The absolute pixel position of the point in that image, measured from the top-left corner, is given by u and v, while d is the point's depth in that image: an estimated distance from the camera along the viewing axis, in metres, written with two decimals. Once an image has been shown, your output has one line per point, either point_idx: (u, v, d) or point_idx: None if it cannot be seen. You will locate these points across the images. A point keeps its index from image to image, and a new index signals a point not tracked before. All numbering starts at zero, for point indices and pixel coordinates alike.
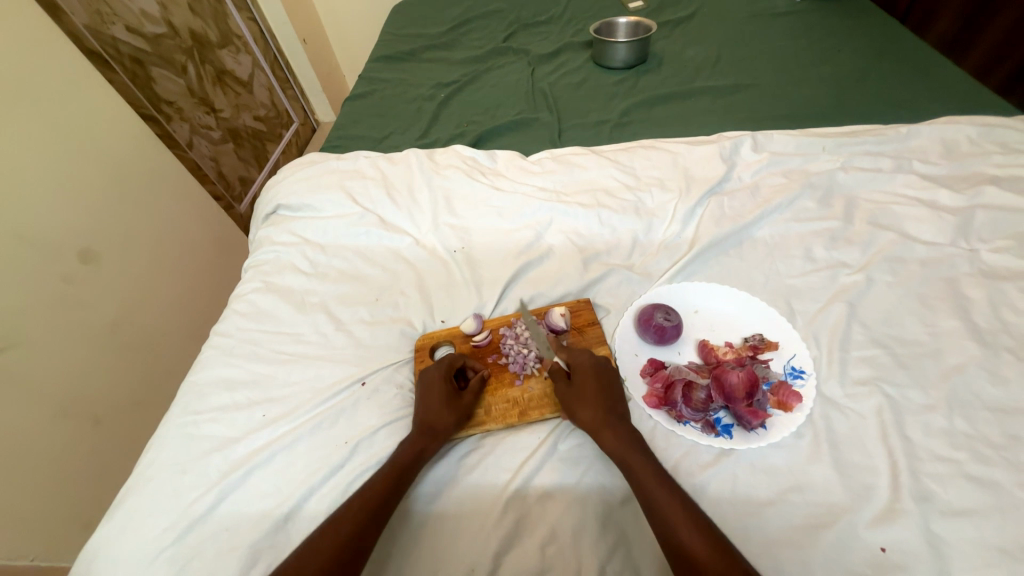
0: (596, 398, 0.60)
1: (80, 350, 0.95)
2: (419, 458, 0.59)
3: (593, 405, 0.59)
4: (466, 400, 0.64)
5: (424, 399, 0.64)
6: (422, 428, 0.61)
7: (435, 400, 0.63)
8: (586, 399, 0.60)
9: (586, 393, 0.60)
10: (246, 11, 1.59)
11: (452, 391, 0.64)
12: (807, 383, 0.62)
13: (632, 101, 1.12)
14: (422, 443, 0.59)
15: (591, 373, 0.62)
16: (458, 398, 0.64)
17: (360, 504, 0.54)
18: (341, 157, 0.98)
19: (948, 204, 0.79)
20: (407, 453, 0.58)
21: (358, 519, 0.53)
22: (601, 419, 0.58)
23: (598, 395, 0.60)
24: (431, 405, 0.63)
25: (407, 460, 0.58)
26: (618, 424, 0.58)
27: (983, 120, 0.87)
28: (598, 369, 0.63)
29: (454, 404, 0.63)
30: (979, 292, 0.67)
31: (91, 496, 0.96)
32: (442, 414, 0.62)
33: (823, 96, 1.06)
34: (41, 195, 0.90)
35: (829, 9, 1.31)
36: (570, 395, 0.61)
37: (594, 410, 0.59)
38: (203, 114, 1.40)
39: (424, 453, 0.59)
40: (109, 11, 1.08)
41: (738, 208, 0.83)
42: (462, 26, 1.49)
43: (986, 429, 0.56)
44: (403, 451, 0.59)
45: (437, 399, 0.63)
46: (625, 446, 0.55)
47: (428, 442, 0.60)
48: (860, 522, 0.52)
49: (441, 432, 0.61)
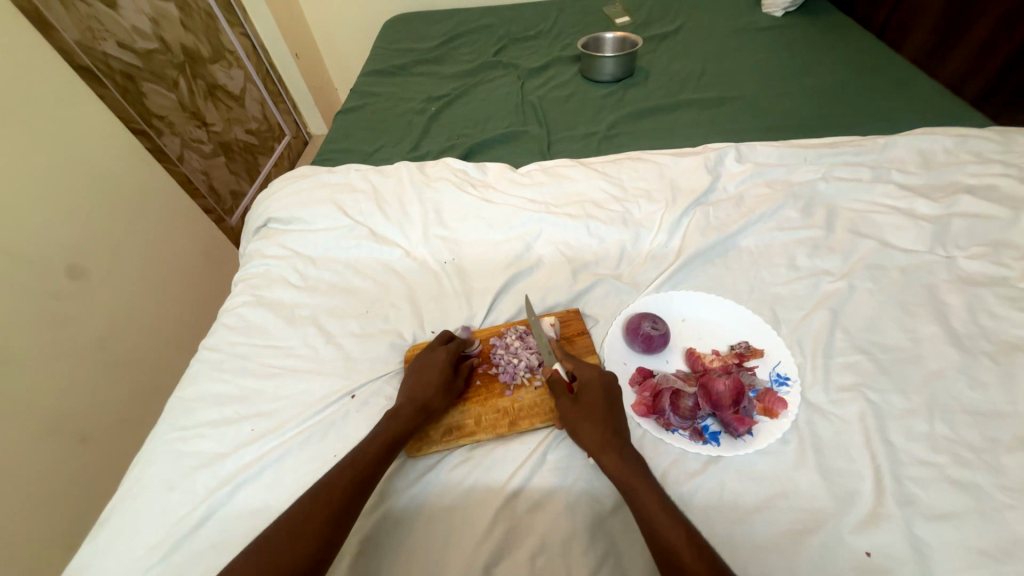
0: (603, 420, 0.58)
1: (68, 366, 0.94)
2: (411, 432, 0.61)
3: (599, 427, 0.57)
4: (458, 385, 0.67)
5: (419, 376, 0.66)
6: (417, 406, 0.63)
7: (431, 378, 0.65)
8: (592, 421, 0.58)
9: (591, 402, 0.60)
10: (238, 27, 1.61)
11: (449, 374, 0.66)
12: (792, 390, 0.63)
13: (620, 114, 1.15)
14: (416, 419, 0.62)
15: (599, 393, 0.61)
16: (451, 382, 0.66)
17: (343, 496, 0.54)
18: (332, 171, 0.99)
19: (926, 212, 0.81)
20: (396, 428, 0.60)
21: (338, 504, 0.53)
22: (607, 441, 0.56)
23: (606, 417, 0.58)
24: (425, 383, 0.65)
25: (396, 434, 0.60)
26: (623, 445, 0.56)
27: (957, 131, 0.90)
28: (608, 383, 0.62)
29: (449, 386, 0.65)
30: (957, 298, 0.69)
31: (77, 515, 0.94)
32: (435, 397, 0.64)
33: (804, 108, 1.09)
34: (29, 211, 0.90)
35: (809, 24, 1.35)
36: (577, 414, 0.59)
37: (600, 431, 0.57)
38: (195, 128, 1.41)
39: (415, 428, 0.62)
40: (100, 28, 1.09)
41: (723, 217, 0.85)
42: (453, 41, 1.52)
43: (966, 432, 0.57)
44: (392, 425, 0.60)
45: (434, 378, 0.65)
46: (626, 466, 0.54)
47: (421, 420, 0.62)
48: (845, 527, 0.52)
49: (431, 411, 0.63)
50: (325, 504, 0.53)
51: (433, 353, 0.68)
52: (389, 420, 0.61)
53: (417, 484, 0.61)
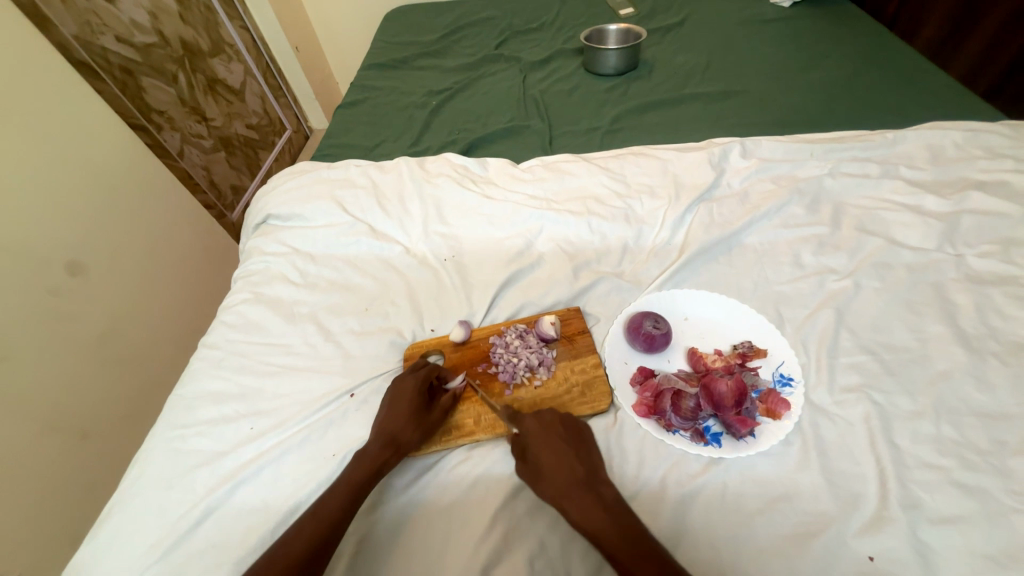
0: (562, 466, 0.56)
1: (68, 364, 0.95)
2: (379, 472, 0.58)
3: (558, 477, 0.55)
4: (433, 417, 0.63)
5: (392, 406, 0.63)
6: (385, 441, 0.60)
7: (402, 411, 0.62)
8: (552, 470, 0.56)
9: (555, 443, 0.58)
10: (238, 20, 1.60)
11: (422, 406, 0.63)
12: (796, 391, 0.62)
13: (623, 108, 1.13)
14: (383, 457, 0.59)
15: (553, 438, 0.59)
16: (426, 414, 0.63)
17: (334, 511, 0.54)
18: (331, 166, 0.98)
19: (934, 209, 0.79)
20: (364, 469, 0.58)
21: (326, 522, 0.54)
22: (569, 490, 0.54)
23: (564, 463, 0.56)
24: (395, 417, 0.62)
25: (365, 476, 0.57)
26: (589, 491, 0.54)
27: (968, 125, 0.88)
28: (574, 424, 0.61)
29: (420, 418, 0.62)
30: (966, 296, 0.68)
31: (78, 512, 0.95)
32: (407, 429, 0.61)
33: (812, 101, 1.07)
34: (29, 208, 0.89)
35: (818, 15, 1.32)
36: (541, 450, 0.58)
37: (559, 481, 0.55)
38: (195, 123, 1.40)
39: (383, 468, 0.58)
40: (99, 21, 1.09)
41: (728, 214, 0.84)
42: (454, 34, 1.50)
43: (972, 435, 0.56)
44: (361, 464, 0.58)
45: (404, 411, 0.62)
46: (593, 514, 0.52)
47: (390, 456, 0.59)
48: (849, 531, 0.52)
49: (403, 447, 0.60)
50: (317, 522, 0.54)
51: (405, 384, 0.65)
52: (357, 460, 0.59)
53: (419, 481, 0.61)
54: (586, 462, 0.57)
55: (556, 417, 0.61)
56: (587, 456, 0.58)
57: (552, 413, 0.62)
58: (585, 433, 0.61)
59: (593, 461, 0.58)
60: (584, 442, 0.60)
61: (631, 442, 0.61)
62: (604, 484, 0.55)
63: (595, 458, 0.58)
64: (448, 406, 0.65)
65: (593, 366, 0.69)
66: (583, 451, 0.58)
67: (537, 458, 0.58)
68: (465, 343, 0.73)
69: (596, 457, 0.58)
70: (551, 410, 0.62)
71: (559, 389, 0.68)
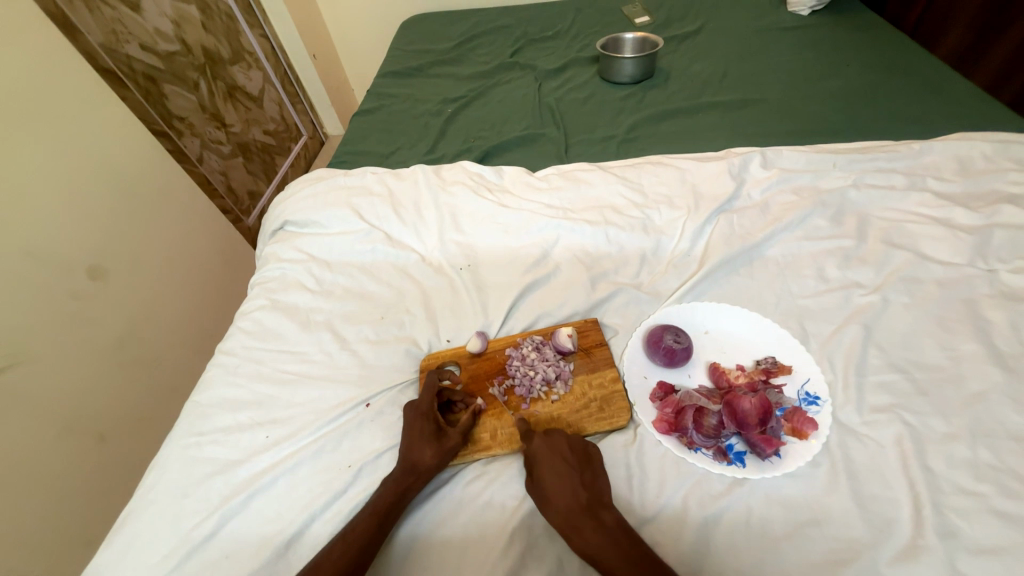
0: (564, 492, 0.55)
1: (86, 366, 0.95)
2: (403, 498, 0.58)
3: (562, 504, 0.54)
4: (451, 441, 0.62)
5: (405, 434, 0.62)
6: (405, 468, 0.59)
7: (419, 437, 0.61)
8: (555, 495, 0.55)
9: (557, 466, 0.57)
10: (258, 28, 1.63)
11: (436, 431, 0.62)
12: (822, 410, 0.60)
13: (640, 117, 1.12)
14: (406, 482, 0.58)
15: (555, 460, 0.58)
16: (442, 437, 0.62)
17: (367, 529, 0.55)
18: (348, 173, 0.98)
19: (964, 223, 0.77)
20: (388, 494, 0.57)
21: (350, 551, 0.53)
22: (572, 516, 0.53)
23: (566, 487, 0.55)
24: (413, 441, 0.61)
25: (390, 502, 0.57)
26: (592, 516, 0.53)
27: (997, 137, 0.85)
28: (582, 446, 0.60)
29: (439, 442, 0.61)
30: (999, 314, 0.66)
31: (92, 515, 0.95)
32: (426, 455, 0.60)
33: (832, 111, 1.05)
34: (50, 214, 0.91)
35: (838, 23, 1.30)
36: (545, 468, 0.58)
37: (562, 507, 0.54)
38: (214, 129, 1.42)
39: (408, 492, 0.58)
40: (124, 31, 1.11)
41: (748, 226, 0.82)
42: (469, 42, 1.51)
43: (1011, 460, 0.54)
44: (385, 489, 0.58)
45: (418, 436, 0.61)
46: (597, 542, 0.51)
47: (412, 482, 0.58)
48: (882, 558, 0.50)
49: (426, 472, 0.59)
50: (347, 543, 0.54)
51: (411, 412, 0.64)
52: (383, 483, 0.59)
53: (431, 501, 0.60)
54: (593, 487, 0.56)
55: (564, 439, 0.60)
56: (591, 478, 0.56)
57: (561, 434, 0.61)
58: (591, 452, 0.59)
59: (598, 483, 0.56)
60: (589, 463, 0.58)
61: (651, 459, 0.60)
62: (608, 508, 0.54)
63: (601, 481, 0.57)
64: (467, 428, 0.64)
65: (611, 380, 0.68)
66: (590, 475, 0.57)
67: (541, 482, 0.57)
68: (480, 355, 0.72)
69: (601, 479, 0.57)
70: (561, 433, 0.61)
71: (576, 403, 0.67)
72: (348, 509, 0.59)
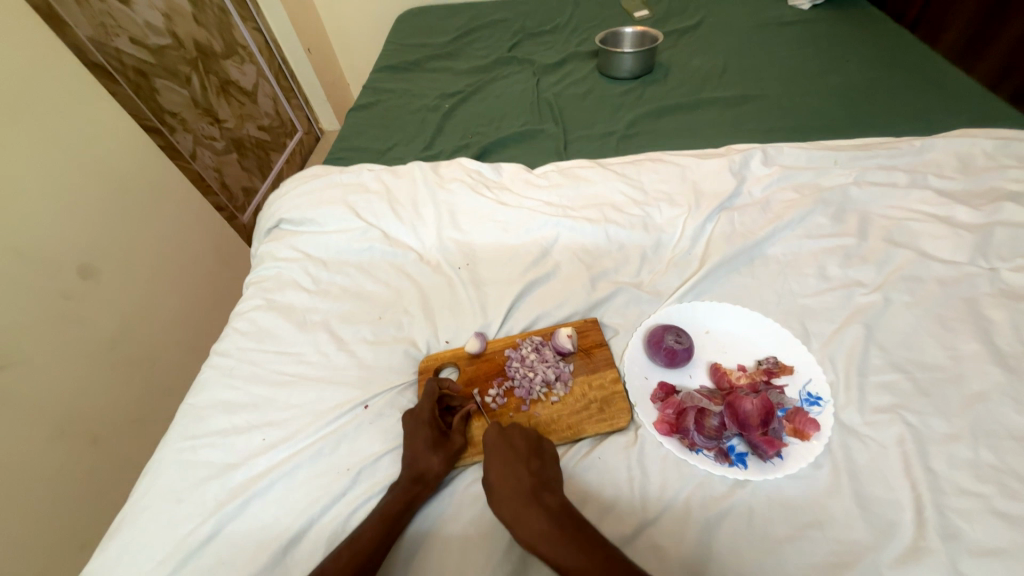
0: (510, 480, 0.56)
1: (80, 366, 0.94)
2: (410, 506, 0.57)
3: (507, 492, 0.55)
4: (456, 446, 0.62)
5: (409, 440, 0.61)
6: (411, 476, 0.59)
7: (424, 444, 0.60)
8: (501, 484, 0.56)
9: (505, 457, 0.58)
10: (251, 21, 1.60)
11: (441, 437, 0.62)
12: (824, 411, 0.60)
13: (640, 113, 1.11)
14: (413, 491, 0.58)
15: (504, 449, 0.59)
16: (447, 443, 0.61)
17: (374, 536, 0.54)
18: (344, 170, 0.96)
19: (966, 220, 0.77)
20: (396, 503, 0.57)
21: (357, 560, 0.52)
22: (516, 505, 0.54)
23: (512, 475, 0.56)
24: (417, 451, 0.60)
25: (397, 511, 0.56)
26: (535, 502, 0.53)
27: (999, 133, 0.85)
28: (534, 436, 0.60)
29: (444, 448, 0.61)
30: (1000, 313, 0.65)
31: (86, 518, 0.94)
32: (432, 462, 0.59)
33: (832, 107, 1.04)
34: (39, 213, 0.89)
35: (839, 18, 1.29)
36: (494, 459, 0.58)
37: (508, 496, 0.55)
38: (207, 124, 1.40)
39: (415, 501, 0.57)
40: (114, 24, 1.09)
41: (749, 223, 0.81)
42: (466, 36, 1.49)
43: (1013, 461, 0.54)
44: (392, 498, 0.57)
45: (423, 443, 0.60)
46: (538, 527, 0.51)
47: (419, 490, 0.58)
48: (883, 560, 0.49)
49: (433, 480, 0.59)
50: (353, 552, 0.53)
51: (414, 417, 0.63)
52: (391, 492, 0.58)
53: (434, 507, 0.59)
54: (540, 475, 0.56)
55: (517, 431, 0.61)
56: (538, 466, 0.57)
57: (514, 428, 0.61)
58: (543, 442, 0.60)
59: (545, 471, 0.57)
60: (538, 451, 0.59)
61: (652, 461, 0.59)
62: (552, 493, 0.55)
63: (548, 468, 0.57)
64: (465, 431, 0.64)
65: (612, 381, 0.68)
66: (537, 464, 0.57)
67: (490, 474, 0.58)
68: (479, 356, 0.71)
69: (548, 466, 0.58)
70: (515, 426, 0.61)
71: (576, 405, 0.66)
72: (347, 513, 0.59)
